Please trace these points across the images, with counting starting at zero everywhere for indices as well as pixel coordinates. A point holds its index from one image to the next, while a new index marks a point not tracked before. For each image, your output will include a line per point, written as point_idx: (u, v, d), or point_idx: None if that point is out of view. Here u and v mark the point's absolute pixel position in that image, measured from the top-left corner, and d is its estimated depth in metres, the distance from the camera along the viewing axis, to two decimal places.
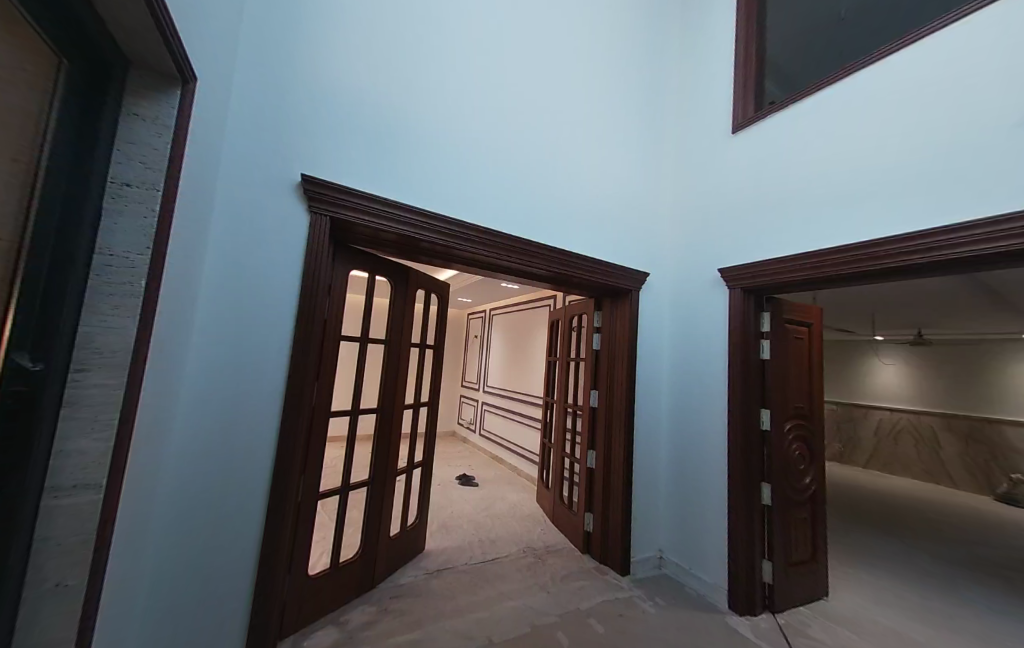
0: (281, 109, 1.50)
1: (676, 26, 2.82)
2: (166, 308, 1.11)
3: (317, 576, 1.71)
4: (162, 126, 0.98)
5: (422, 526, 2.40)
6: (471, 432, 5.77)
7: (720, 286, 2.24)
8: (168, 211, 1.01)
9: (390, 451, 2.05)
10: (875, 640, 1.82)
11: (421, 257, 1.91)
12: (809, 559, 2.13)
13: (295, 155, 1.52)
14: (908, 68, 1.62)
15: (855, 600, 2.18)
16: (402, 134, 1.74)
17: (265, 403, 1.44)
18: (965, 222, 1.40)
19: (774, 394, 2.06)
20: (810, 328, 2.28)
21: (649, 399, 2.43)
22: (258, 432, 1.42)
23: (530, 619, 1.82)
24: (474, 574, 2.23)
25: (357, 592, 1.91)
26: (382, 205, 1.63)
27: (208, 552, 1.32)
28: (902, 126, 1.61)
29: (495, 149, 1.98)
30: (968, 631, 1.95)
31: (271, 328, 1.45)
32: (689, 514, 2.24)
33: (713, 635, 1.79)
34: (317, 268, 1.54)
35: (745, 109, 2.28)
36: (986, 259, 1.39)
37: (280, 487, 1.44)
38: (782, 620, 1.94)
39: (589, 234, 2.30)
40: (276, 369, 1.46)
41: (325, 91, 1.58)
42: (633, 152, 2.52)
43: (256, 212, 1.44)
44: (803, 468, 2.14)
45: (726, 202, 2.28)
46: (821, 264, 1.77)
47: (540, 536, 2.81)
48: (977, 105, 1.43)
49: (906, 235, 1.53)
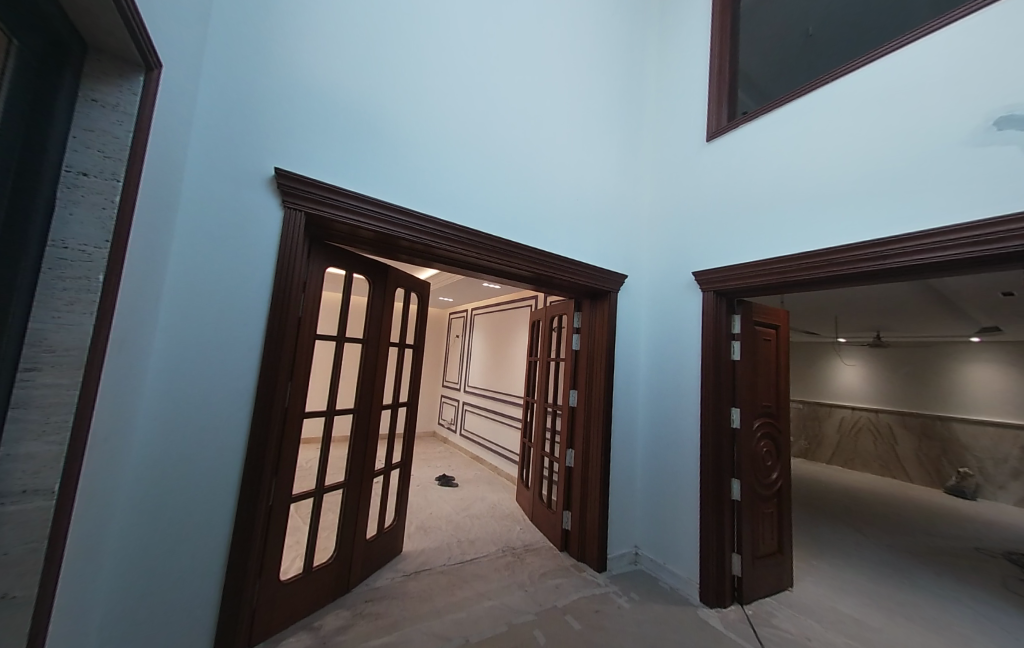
0: (254, 101, 1.45)
1: (655, 35, 2.89)
2: (126, 303, 1.06)
3: (290, 581, 1.67)
4: (123, 113, 0.93)
5: (399, 528, 2.37)
6: (451, 433, 5.74)
7: (695, 289, 2.31)
8: (128, 203, 0.96)
9: (367, 452, 2.01)
10: (836, 628, 1.92)
11: (400, 255, 1.89)
12: (775, 551, 2.22)
13: (268, 148, 1.47)
14: (867, 87, 1.73)
15: (817, 590, 2.29)
16: (382, 131, 1.72)
17: (235, 404, 1.39)
18: (916, 233, 1.50)
19: (744, 393, 2.14)
20: (778, 330, 2.38)
21: (626, 398, 2.48)
22: (227, 435, 1.37)
23: (508, 618, 1.83)
24: (453, 575, 2.21)
25: (331, 596, 1.87)
26: (359, 201, 1.60)
27: (172, 560, 1.27)
28: (860, 141, 1.72)
29: (475, 150, 1.99)
30: (917, 616, 2.08)
31: (241, 326, 1.41)
32: (663, 510, 2.29)
33: (685, 628, 1.85)
34: (290, 264, 1.50)
35: (718, 118, 2.37)
36: (937, 266, 1.49)
37: (250, 491, 1.39)
38: (750, 611, 2.02)
39: (569, 236, 2.33)
40: (247, 369, 1.42)
41: (302, 84, 1.54)
42: (611, 156, 2.58)
43: (226, 205, 1.39)
44: (770, 464, 2.24)
45: (701, 208, 2.36)
46: (789, 269, 1.86)
47: (519, 535, 2.82)
48: (926, 124, 1.55)
49: (865, 243, 1.62)
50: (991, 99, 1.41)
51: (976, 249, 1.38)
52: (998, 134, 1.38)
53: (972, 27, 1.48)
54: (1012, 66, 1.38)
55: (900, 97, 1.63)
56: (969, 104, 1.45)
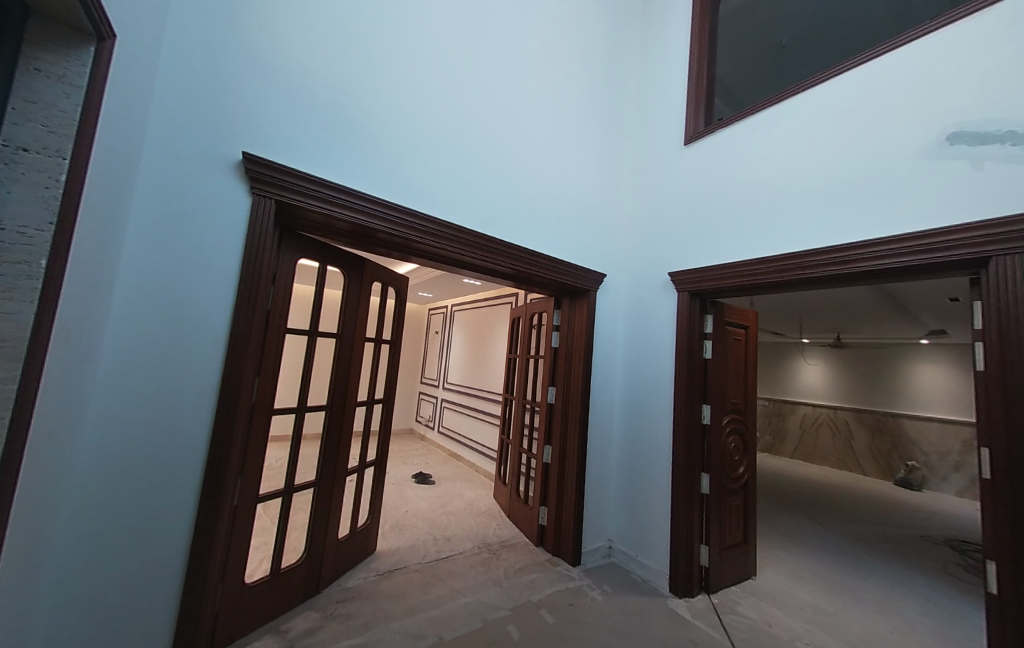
0: (220, 79, 1.37)
1: (637, 37, 2.93)
2: (72, 291, 0.98)
3: (255, 583, 1.60)
4: (70, 86, 0.86)
5: (373, 526, 2.33)
6: (429, 429, 5.68)
7: (670, 289, 2.36)
8: (76, 184, 0.90)
9: (340, 450, 1.96)
10: (795, 614, 2.02)
11: (377, 247, 1.84)
12: (740, 541, 2.32)
13: (236, 131, 1.40)
14: (835, 98, 1.82)
15: (779, 578, 2.40)
16: (359, 119, 1.67)
17: (196, 401, 1.32)
18: (874, 240, 1.58)
19: (715, 390, 2.21)
20: (747, 330, 2.48)
21: (603, 394, 2.51)
22: (187, 432, 1.30)
23: (481, 615, 1.83)
24: (427, 573, 2.19)
25: (301, 598, 1.82)
26: (333, 190, 1.54)
27: (125, 565, 1.19)
28: (827, 150, 1.81)
29: (455, 143, 1.96)
30: (869, 600, 2.22)
31: (203, 318, 1.33)
32: (637, 504, 2.35)
33: (654, 618, 1.90)
34: (259, 255, 1.43)
35: (696, 122, 2.42)
36: (892, 271, 1.58)
37: (212, 492, 1.33)
38: (716, 599, 2.10)
39: (549, 234, 2.34)
40: (210, 364, 1.35)
41: (275, 67, 1.48)
42: (592, 155, 2.60)
43: (189, 190, 1.32)
44: (737, 458, 2.33)
45: (678, 210, 2.41)
46: (758, 272, 1.93)
47: (495, 532, 2.83)
48: (886, 137, 1.63)
49: (828, 249, 1.70)
50: (944, 114, 1.50)
51: (928, 256, 1.47)
52: (950, 149, 1.48)
53: (929, 47, 1.57)
54: (964, 84, 1.47)
55: (864, 109, 1.72)
56: (925, 118, 1.55)
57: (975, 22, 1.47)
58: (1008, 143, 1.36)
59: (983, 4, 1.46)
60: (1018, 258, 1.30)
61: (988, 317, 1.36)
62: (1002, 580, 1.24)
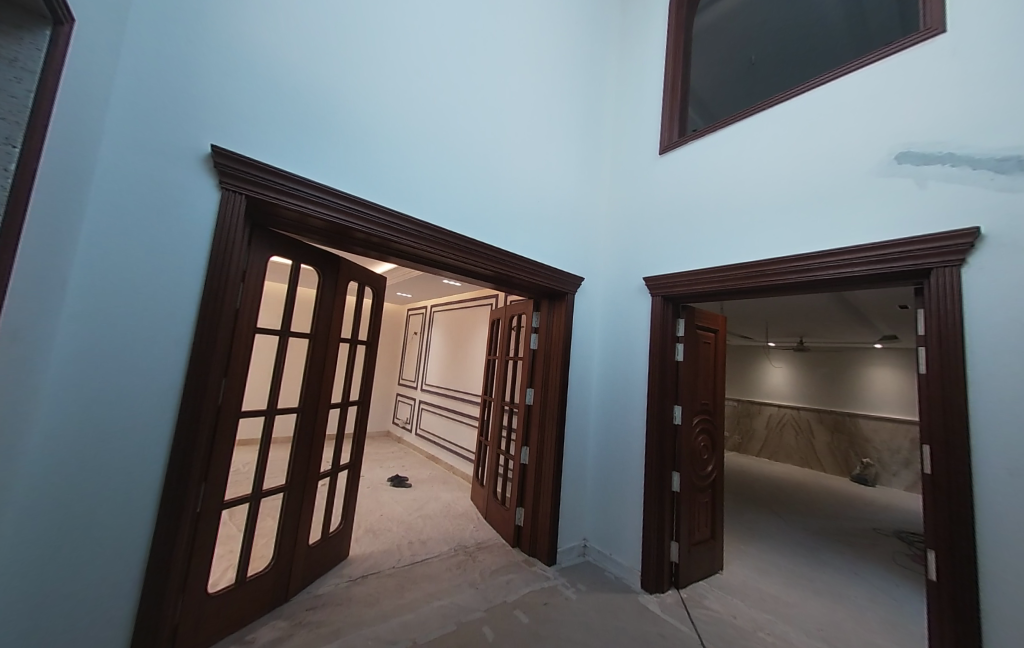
0: (188, 69, 1.33)
1: (615, 48, 3.01)
2: (17, 286, 0.92)
3: (219, 593, 1.54)
4: (22, 70, 0.82)
5: (346, 531, 2.27)
6: (407, 432, 5.60)
7: (644, 294, 2.43)
8: (28, 173, 0.85)
9: (312, 454, 1.90)
10: (758, 606, 2.12)
11: (354, 246, 1.81)
12: (708, 537, 2.41)
13: (205, 123, 1.35)
14: (797, 116, 1.93)
15: (744, 571, 2.51)
16: (337, 116, 1.65)
17: (157, 402, 1.26)
18: (830, 251, 1.69)
19: (685, 391, 2.29)
20: (716, 334, 2.58)
21: (579, 395, 2.55)
22: (147, 435, 1.24)
23: (456, 617, 1.83)
24: (402, 577, 2.16)
25: (268, 607, 1.76)
26: (308, 188, 1.51)
27: (74, 577, 1.12)
28: (789, 165, 1.91)
29: (434, 144, 1.96)
30: (826, 591, 2.34)
31: (166, 317, 1.28)
32: (611, 504, 2.40)
33: (626, 614, 1.95)
34: (228, 252, 1.39)
35: (670, 133, 2.51)
36: (846, 280, 1.69)
37: (173, 498, 1.27)
38: (685, 594, 2.17)
39: (528, 236, 2.37)
40: (173, 364, 1.29)
41: (249, 59, 1.44)
42: (570, 161, 2.65)
43: (152, 183, 1.26)
44: (706, 457, 2.42)
45: (653, 216, 2.48)
46: (726, 279, 2.02)
47: (471, 534, 2.82)
48: (842, 154, 1.75)
49: (789, 259, 1.80)
50: (892, 136, 1.62)
51: (878, 267, 1.58)
52: (897, 168, 1.60)
53: (879, 72, 1.70)
54: (910, 109, 1.59)
55: (823, 127, 1.83)
56: (876, 139, 1.66)
57: (918, 52, 1.60)
58: (947, 164, 1.48)
59: (926, 35, 1.59)
60: (955, 270, 1.41)
61: (929, 323, 1.47)
62: (940, 567, 1.34)
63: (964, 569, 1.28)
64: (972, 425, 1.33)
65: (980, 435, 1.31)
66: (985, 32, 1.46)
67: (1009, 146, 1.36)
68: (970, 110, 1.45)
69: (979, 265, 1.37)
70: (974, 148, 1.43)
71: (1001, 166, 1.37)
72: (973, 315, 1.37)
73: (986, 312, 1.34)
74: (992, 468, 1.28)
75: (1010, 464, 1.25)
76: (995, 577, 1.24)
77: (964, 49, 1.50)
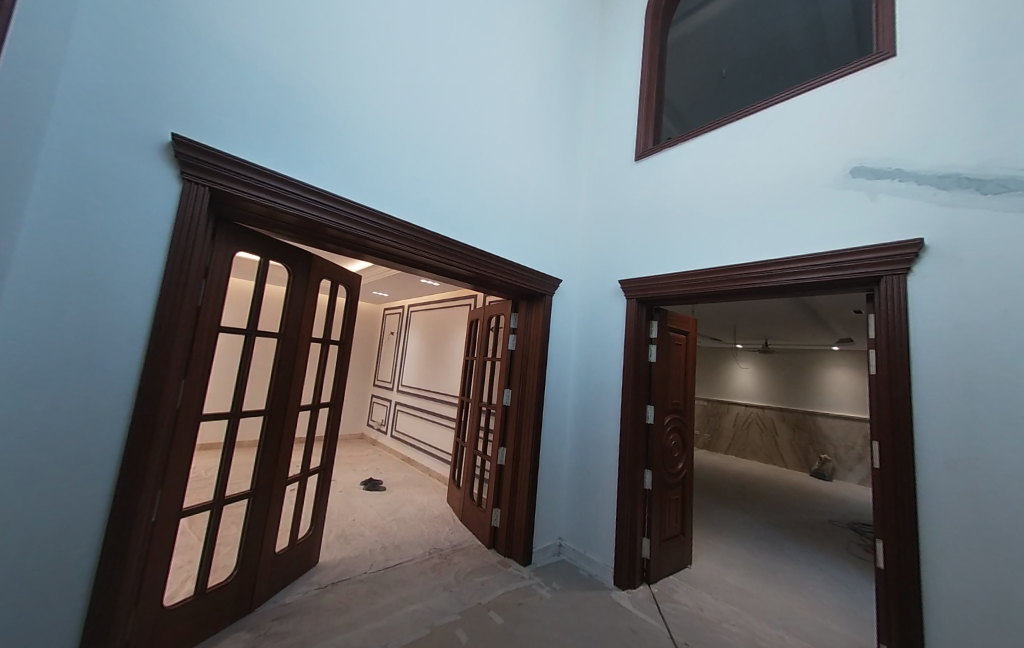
0: (146, 52, 1.25)
1: (593, 53, 3.07)
2: None
3: (176, 607, 1.46)
4: None
5: (316, 537, 2.20)
6: (382, 434, 5.49)
7: (620, 296, 2.48)
8: None
9: (279, 459, 1.83)
10: (724, 598, 2.20)
11: (327, 244, 1.76)
12: (678, 533, 2.48)
13: (164, 109, 1.28)
14: (763, 128, 2.02)
15: (711, 565, 2.60)
16: (310, 110, 1.61)
17: (110, 403, 1.18)
18: (793, 258, 1.78)
19: (657, 391, 2.36)
20: (687, 336, 2.66)
21: (556, 396, 2.58)
22: (97, 439, 1.16)
23: (429, 621, 1.81)
24: (374, 583, 2.11)
25: (231, 619, 1.68)
26: (277, 182, 1.46)
27: (11, 594, 1.03)
28: (756, 174, 2.00)
29: (410, 142, 1.94)
30: (786, 581, 2.46)
31: (120, 313, 1.20)
32: (586, 502, 2.43)
33: (599, 610, 1.98)
34: (191, 246, 1.32)
35: (646, 139, 2.57)
36: (806, 286, 1.79)
37: (125, 506, 1.19)
38: (655, 589, 2.23)
39: (506, 237, 2.38)
40: (128, 363, 1.21)
41: (214, 45, 1.38)
42: (548, 164, 2.68)
43: (106, 171, 1.18)
44: (677, 455, 2.50)
45: (628, 220, 2.54)
46: (696, 283, 2.09)
47: (446, 536, 2.79)
48: (804, 166, 1.84)
49: (755, 264, 1.89)
50: (848, 151, 1.73)
51: (835, 274, 1.67)
52: (853, 181, 1.70)
53: (838, 90, 1.80)
54: (864, 127, 1.70)
55: (786, 140, 1.93)
56: (833, 154, 1.77)
57: (872, 73, 1.72)
58: (896, 179, 1.59)
59: (879, 58, 1.71)
60: (902, 278, 1.52)
61: (879, 328, 1.57)
62: (887, 555, 1.44)
63: (907, 556, 1.38)
64: (915, 422, 1.43)
65: (922, 431, 1.42)
66: (928, 58, 1.58)
67: (950, 164, 1.47)
68: (916, 130, 1.57)
69: (923, 273, 1.48)
70: (920, 165, 1.54)
71: (942, 183, 1.48)
72: (917, 320, 1.48)
73: (929, 317, 1.45)
74: (932, 462, 1.39)
75: (947, 458, 1.36)
76: (935, 562, 1.34)
77: (911, 74, 1.62)
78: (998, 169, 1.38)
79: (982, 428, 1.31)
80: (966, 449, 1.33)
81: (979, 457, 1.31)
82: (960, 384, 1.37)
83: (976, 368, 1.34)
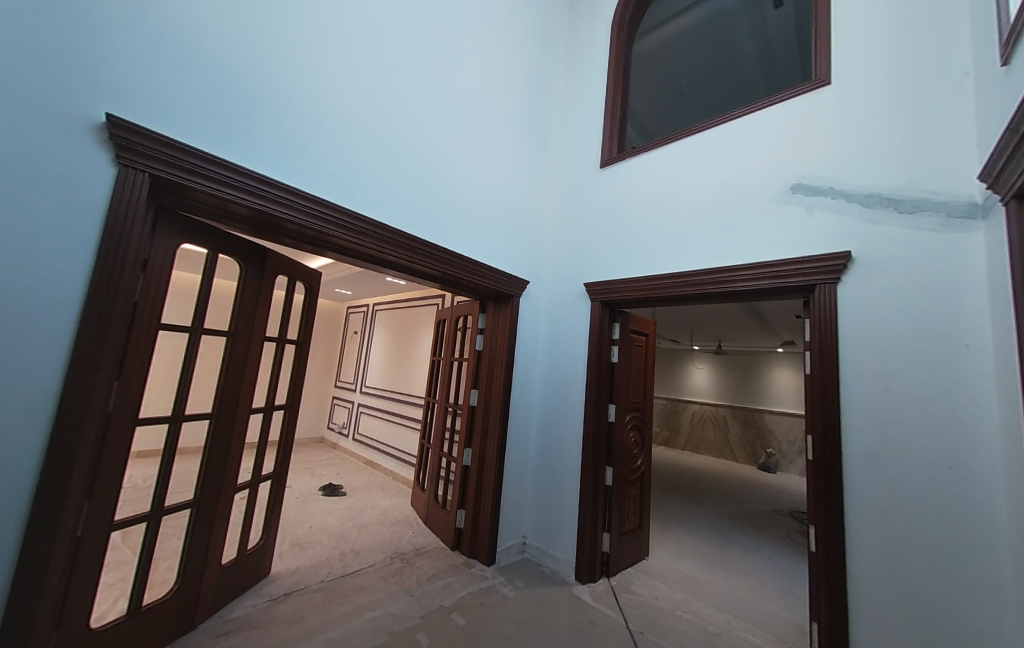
0: (76, 24, 1.15)
1: (563, 60, 3.14)
2: None
3: (104, 628, 1.33)
4: None
5: (268, 547, 2.08)
6: (343, 437, 5.28)
7: (584, 299, 2.55)
8: None
9: (226, 465, 1.72)
10: (678, 587, 2.31)
11: (283, 239, 1.68)
12: (636, 526, 2.59)
13: (98, 87, 1.17)
14: (716, 143, 2.16)
15: (666, 556, 2.73)
16: (267, 98, 1.54)
17: (26, 407, 1.06)
18: (741, 266, 1.91)
19: (618, 390, 2.45)
20: (647, 338, 2.78)
21: (522, 396, 2.61)
22: (10, 447, 1.04)
23: (388, 627, 1.77)
24: (331, 592, 2.03)
25: (167, 639, 1.55)
26: (229, 171, 1.38)
27: None
28: (711, 186, 2.12)
29: (374, 137, 1.89)
30: (734, 568, 2.62)
31: (41, 307, 1.08)
32: (549, 500, 2.48)
33: (560, 605, 2.02)
34: (128, 236, 1.22)
35: (610, 147, 2.66)
36: (752, 292, 1.92)
37: (43, 521, 1.07)
38: (614, 581, 2.31)
39: (473, 237, 2.38)
40: (49, 363, 1.10)
41: (158, 22, 1.29)
42: (516, 166, 2.70)
43: (25, 150, 1.07)
44: (636, 451, 2.60)
45: (593, 225, 2.62)
46: (655, 287, 2.19)
47: (409, 540, 2.73)
48: (752, 180, 1.98)
49: (709, 271, 2.00)
50: (790, 168, 1.88)
51: (778, 280, 1.80)
52: (793, 196, 1.85)
53: (782, 112, 1.96)
54: (803, 148, 1.86)
55: (736, 155, 2.07)
56: (777, 170, 1.92)
57: (810, 99, 1.88)
58: (830, 197, 1.75)
59: (816, 85, 1.88)
60: (833, 286, 1.67)
61: (814, 331, 1.72)
62: (818, 539, 1.57)
63: (835, 538, 1.51)
64: (843, 417, 1.58)
65: (848, 424, 1.57)
66: (856, 89, 1.76)
67: (874, 185, 1.64)
68: (846, 153, 1.74)
69: (850, 283, 1.64)
70: (849, 185, 1.71)
71: (868, 201, 1.65)
72: (846, 326, 1.63)
73: (855, 322, 1.61)
74: (857, 453, 1.54)
75: (868, 448, 1.52)
76: (857, 543, 1.49)
77: (842, 101, 1.79)
78: (912, 192, 1.55)
79: (896, 420, 1.48)
80: (881, 440, 1.50)
81: (892, 448, 1.47)
82: (880, 381, 1.53)
83: (892, 368, 1.51)
